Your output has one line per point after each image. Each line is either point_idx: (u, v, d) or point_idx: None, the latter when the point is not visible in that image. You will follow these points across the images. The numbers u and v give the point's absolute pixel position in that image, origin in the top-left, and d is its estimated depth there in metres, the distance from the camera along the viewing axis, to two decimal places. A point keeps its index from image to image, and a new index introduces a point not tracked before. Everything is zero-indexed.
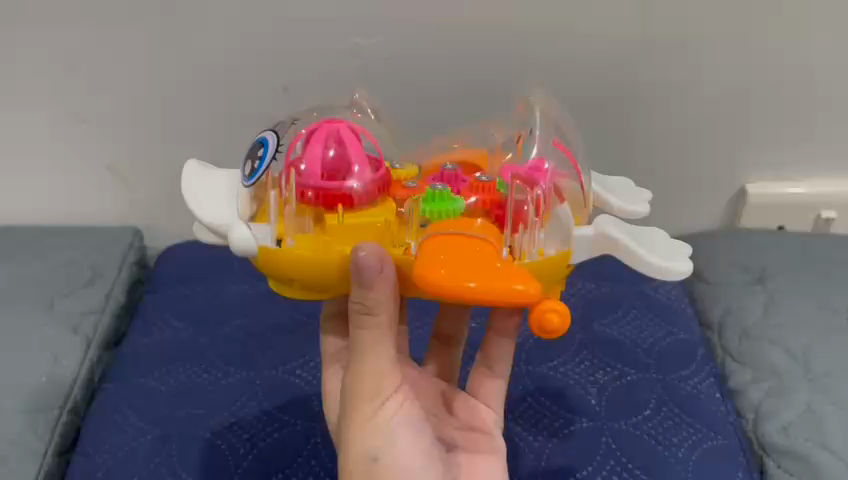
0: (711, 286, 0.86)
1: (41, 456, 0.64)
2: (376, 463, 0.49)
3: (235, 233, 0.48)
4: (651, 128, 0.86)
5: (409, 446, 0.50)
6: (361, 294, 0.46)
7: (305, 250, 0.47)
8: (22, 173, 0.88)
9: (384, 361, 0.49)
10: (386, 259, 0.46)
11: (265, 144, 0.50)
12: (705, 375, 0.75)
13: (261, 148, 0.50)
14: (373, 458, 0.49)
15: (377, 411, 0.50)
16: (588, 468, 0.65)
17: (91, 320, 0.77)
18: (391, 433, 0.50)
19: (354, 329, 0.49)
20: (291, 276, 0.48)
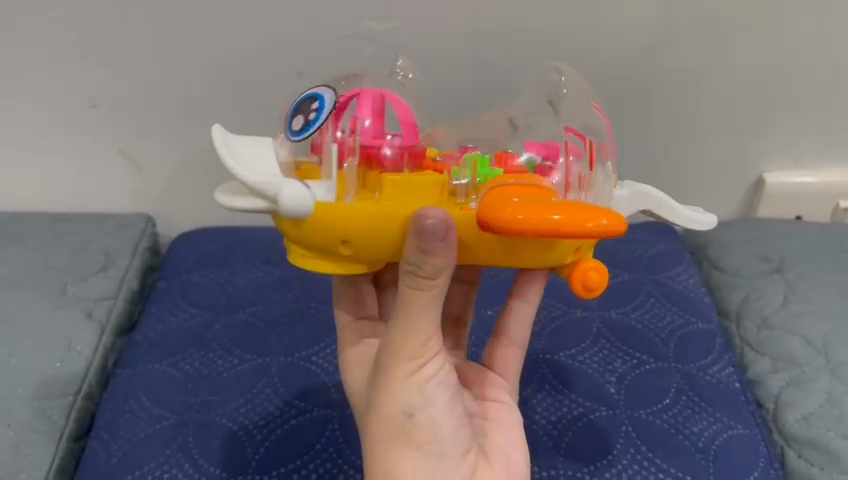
0: (727, 275, 0.85)
1: (56, 442, 0.63)
2: (409, 420, 0.48)
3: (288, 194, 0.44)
4: (668, 117, 0.85)
5: (444, 407, 0.49)
6: (422, 261, 0.44)
7: (363, 211, 0.45)
8: (33, 159, 0.88)
9: (430, 322, 0.47)
10: (452, 227, 0.44)
11: (321, 99, 0.47)
12: (725, 364, 0.74)
13: (316, 103, 0.47)
14: (407, 415, 0.48)
15: (417, 371, 0.48)
16: (607, 457, 0.64)
17: (104, 307, 0.77)
18: (428, 395, 0.48)
19: (403, 286, 0.46)
20: (346, 236, 0.45)
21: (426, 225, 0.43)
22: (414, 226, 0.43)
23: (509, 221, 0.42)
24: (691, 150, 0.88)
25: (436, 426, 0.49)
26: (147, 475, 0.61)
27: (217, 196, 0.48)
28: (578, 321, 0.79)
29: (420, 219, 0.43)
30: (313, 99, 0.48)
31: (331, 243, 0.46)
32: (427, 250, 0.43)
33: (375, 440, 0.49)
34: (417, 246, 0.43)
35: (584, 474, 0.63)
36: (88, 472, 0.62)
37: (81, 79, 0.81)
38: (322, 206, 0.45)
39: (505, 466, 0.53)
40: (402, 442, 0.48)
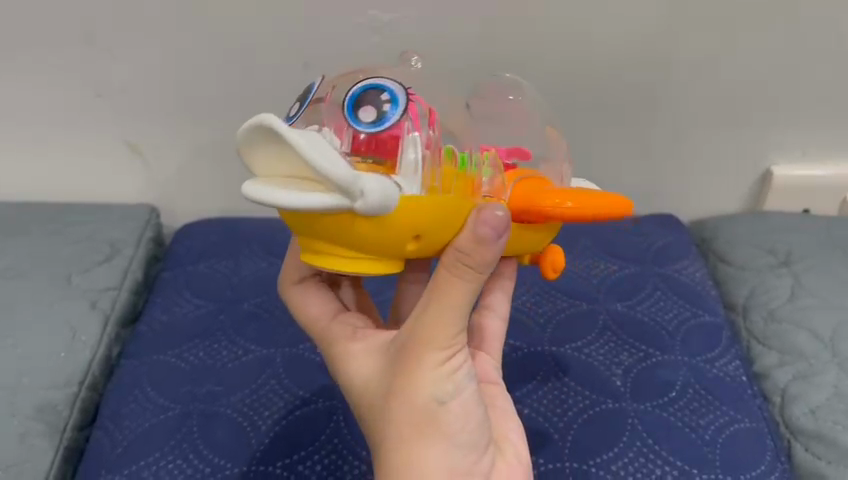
0: (734, 268, 0.84)
1: (60, 431, 0.63)
2: (440, 407, 0.47)
3: (370, 184, 0.38)
4: (676, 108, 0.85)
5: (471, 397, 0.49)
6: (476, 247, 0.45)
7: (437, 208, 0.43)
8: (38, 148, 0.87)
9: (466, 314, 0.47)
10: (509, 226, 0.46)
11: (391, 94, 0.42)
12: (731, 357, 0.73)
13: (387, 98, 0.42)
14: (439, 403, 0.47)
15: (448, 360, 0.47)
16: (614, 450, 0.64)
17: (109, 296, 0.76)
18: (459, 385, 0.48)
19: (446, 275, 0.46)
20: (416, 230, 0.43)
21: (489, 215, 0.44)
22: (478, 219, 0.45)
23: (549, 206, 0.49)
24: (699, 141, 0.88)
25: (466, 414, 0.48)
26: (152, 466, 0.61)
27: (263, 199, 0.39)
28: (583, 314, 0.78)
29: (486, 212, 0.45)
30: (383, 93, 0.42)
31: (403, 241, 0.43)
32: (487, 239, 0.44)
33: (403, 427, 0.48)
34: (476, 233, 0.44)
35: (590, 466, 0.63)
36: (93, 462, 0.62)
37: (86, 68, 0.81)
38: (409, 203, 0.42)
39: (518, 457, 0.53)
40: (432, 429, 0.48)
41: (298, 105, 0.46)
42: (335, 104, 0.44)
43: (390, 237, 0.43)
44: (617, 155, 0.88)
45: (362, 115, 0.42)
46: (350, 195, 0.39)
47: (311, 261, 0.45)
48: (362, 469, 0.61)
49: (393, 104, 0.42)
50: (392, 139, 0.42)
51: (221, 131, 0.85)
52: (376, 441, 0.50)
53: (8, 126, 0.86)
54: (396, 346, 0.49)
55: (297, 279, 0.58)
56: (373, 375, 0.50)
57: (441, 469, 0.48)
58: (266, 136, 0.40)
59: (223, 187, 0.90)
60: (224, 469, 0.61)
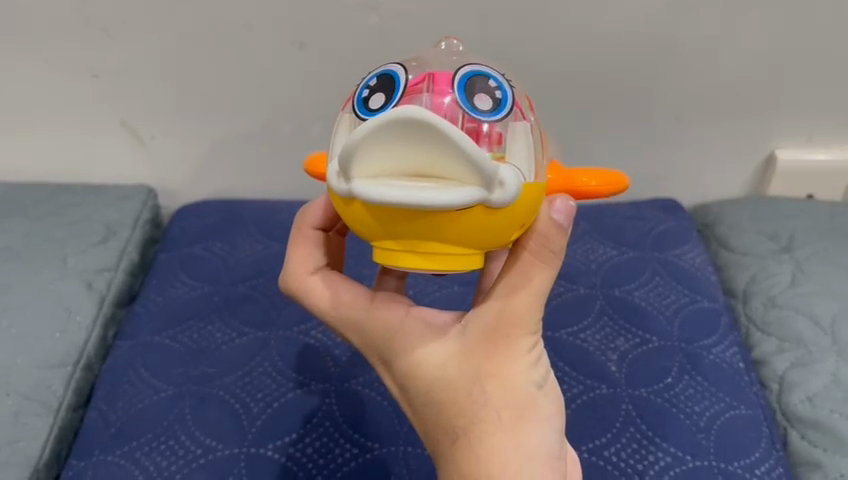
0: (736, 254, 0.83)
1: (55, 411, 0.63)
2: (536, 391, 0.47)
3: (512, 176, 0.38)
4: (679, 92, 0.84)
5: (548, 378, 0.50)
6: (559, 233, 0.44)
7: (538, 194, 0.42)
8: (36, 128, 0.87)
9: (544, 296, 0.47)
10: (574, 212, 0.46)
11: (497, 83, 0.41)
12: (729, 343, 0.73)
13: (497, 87, 0.41)
14: (536, 386, 0.47)
15: (534, 345, 0.47)
16: (607, 436, 0.64)
17: (105, 278, 0.77)
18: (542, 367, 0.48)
19: (534, 262, 0.45)
20: (523, 221, 0.41)
21: (561, 204, 0.44)
22: (551, 208, 0.44)
23: (583, 187, 0.47)
24: (704, 126, 0.87)
25: (554, 398, 0.49)
26: (144, 446, 0.61)
27: (401, 201, 0.36)
28: (581, 298, 0.78)
29: (563, 199, 0.44)
30: (489, 81, 0.41)
31: (510, 231, 0.41)
32: (565, 226, 0.44)
33: (503, 416, 0.46)
34: (555, 221, 0.44)
35: (583, 452, 0.63)
36: (87, 441, 0.62)
37: (82, 49, 0.80)
38: (530, 189, 0.40)
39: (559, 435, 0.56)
40: (529, 418, 0.47)
41: (385, 96, 0.41)
42: (433, 93, 0.40)
43: (495, 229, 0.40)
44: (619, 139, 0.87)
45: (479, 103, 0.40)
46: (488, 187, 0.37)
47: (403, 263, 0.41)
48: (353, 452, 0.60)
49: (503, 92, 0.41)
50: (503, 134, 0.40)
51: (220, 113, 0.85)
52: (468, 440, 0.46)
53: (7, 107, 0.86)
54: (477, 335, 0.46)
55: (312, 269, 0.52)
56: (455, 365, 0.46)
57: (545, 452, 0.47)
58: (403, 133, 0.35)
59: (221, 168, 0.90)
60: (215, 450, 0.61)
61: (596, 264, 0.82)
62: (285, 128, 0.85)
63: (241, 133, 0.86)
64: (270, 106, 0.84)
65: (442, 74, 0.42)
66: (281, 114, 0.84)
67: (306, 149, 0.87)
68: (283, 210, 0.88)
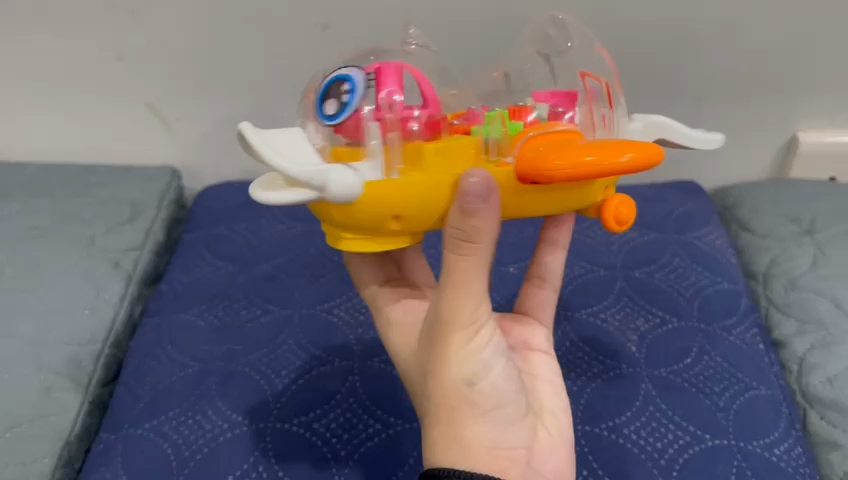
0: (756, 236, 0.83)
1: (85, 385, 0.65)
2: (471, 387, 0.46)
3: (331, 181, 0.40)
4: (700, 73, 0.83)
5: (504, 373, 0.47)
6: (465, 222, 0.42)
7: (409, 186, 0.42)
8: (62, 110, 0.89)
9: (478, 285, 0.45)
10: (494, 187, 0.42)
11: (350, 81, 0.44)
12: (749, 325, 0.73)
13: (345, 86, 0.44)
14: (468, 382, 0.46)
15: (471, 339, 0.46)
16: (627, 415, 0.64)
17: (132, 257, 0.78)
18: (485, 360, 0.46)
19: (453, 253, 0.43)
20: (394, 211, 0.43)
21: (475, 183, 0.41)
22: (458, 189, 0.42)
23: (547, 169, 0.42)
24: (725, 108, 0.86)
25: (500, 393, 0.47)
26: (171, 421, 0.63)
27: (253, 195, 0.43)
28: (601, 280, 0.78)
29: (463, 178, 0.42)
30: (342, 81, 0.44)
31: (381, 221, 0.43)
32: (474, 209, 0.41)
33: (438, 409, 0.46)
34: (462, 206, 0.41)
35: (603, 430, 0.63)
36: (115, 416, 0.64)
37: (107, 31, 0.81)
38: (373, 184, 0.42)
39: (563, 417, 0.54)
40: (472, 408, 0.46)
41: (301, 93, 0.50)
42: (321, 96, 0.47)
43: (368, 219, 0.43)
44: None
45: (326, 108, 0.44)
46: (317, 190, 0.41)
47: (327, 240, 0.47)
48: (376, 428, 0.61)
49: (352, 92, 0.44)
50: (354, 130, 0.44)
51: (243, 96, 0.85)
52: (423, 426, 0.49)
53: (36, 89, 0.87)
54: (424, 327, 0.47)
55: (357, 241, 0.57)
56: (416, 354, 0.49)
57: (483, 447, 0.46)
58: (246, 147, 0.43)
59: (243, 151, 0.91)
60: (241, 424, 0.62)
61: (617, 245, 0.82)
62: None
63: (263, 115, 0.87)
64: (291, 87, 0.84)
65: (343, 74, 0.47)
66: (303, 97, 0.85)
67: None
68: None
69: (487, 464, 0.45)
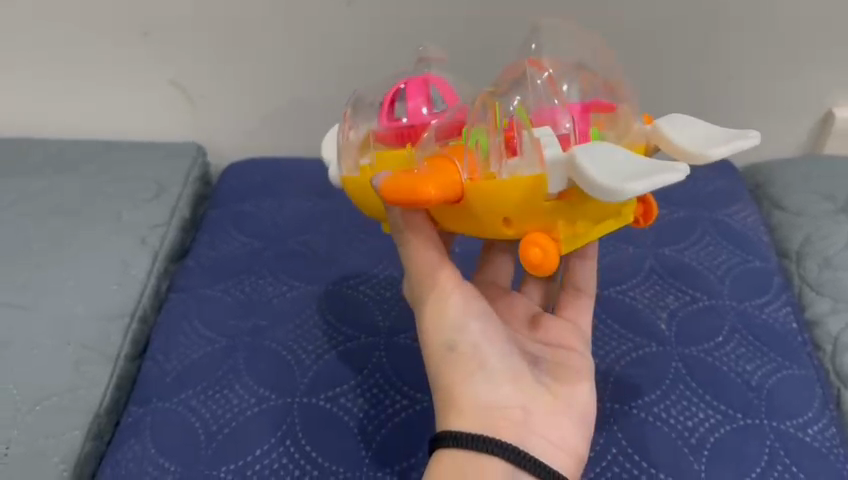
0: (790, 214, 0.81)
1: (114, 359, 0.65)
2: (452, 350, 0.49)
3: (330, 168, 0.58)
4: (733, 48, 0.82)
5: (487, 334, 0.50)
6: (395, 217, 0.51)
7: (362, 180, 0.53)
8: (87, 88, 0.89)
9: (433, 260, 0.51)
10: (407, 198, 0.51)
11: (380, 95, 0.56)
12: (782, 303, 0.71)
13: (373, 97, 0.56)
14: (449, 345, 0.49)
15: (443, 306, 0.50)
16: (657, 393, 0.63)
17: (159, 232, 0.78)
18: (460, 323, 0.50)
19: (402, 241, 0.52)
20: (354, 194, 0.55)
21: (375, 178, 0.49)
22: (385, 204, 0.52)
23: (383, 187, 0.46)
24: (759, 84, 0.84)
25: (484, 353, 0.50)
26: (199, 395, 0.63)
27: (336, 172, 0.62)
28: (630, 258, 0.77)
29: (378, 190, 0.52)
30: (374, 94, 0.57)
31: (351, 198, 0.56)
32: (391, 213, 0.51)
33: (432, 376, 0.51)
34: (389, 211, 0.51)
35: (632, 408, 0.62)
36: (144, 390, 0.64)
37: (132, 6, 0.81)
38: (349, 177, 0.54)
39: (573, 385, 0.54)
40: (462, 374, 0.49)
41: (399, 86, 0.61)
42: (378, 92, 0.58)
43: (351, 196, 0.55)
44: (670, 97, 0.85)
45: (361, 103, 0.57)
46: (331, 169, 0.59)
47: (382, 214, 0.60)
48: (403, 404, 0.61)
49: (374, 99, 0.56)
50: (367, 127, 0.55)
51: (269, 74, 0.85)
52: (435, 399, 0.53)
53: (65, 67, 0.87)
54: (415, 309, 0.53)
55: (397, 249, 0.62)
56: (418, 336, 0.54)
57: (473, 406, 0.49)
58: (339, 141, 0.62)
59: (266, 128, 0.90)
60: (269, 399, 0.62)
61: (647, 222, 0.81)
62: (332, 87, 0.86)
63: (287, 90, 0.86)
64: (316, 65, 0.84)
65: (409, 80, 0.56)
66: (329, 73, 0.84)
67: None
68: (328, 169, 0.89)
69: (478, 425, 0.48)
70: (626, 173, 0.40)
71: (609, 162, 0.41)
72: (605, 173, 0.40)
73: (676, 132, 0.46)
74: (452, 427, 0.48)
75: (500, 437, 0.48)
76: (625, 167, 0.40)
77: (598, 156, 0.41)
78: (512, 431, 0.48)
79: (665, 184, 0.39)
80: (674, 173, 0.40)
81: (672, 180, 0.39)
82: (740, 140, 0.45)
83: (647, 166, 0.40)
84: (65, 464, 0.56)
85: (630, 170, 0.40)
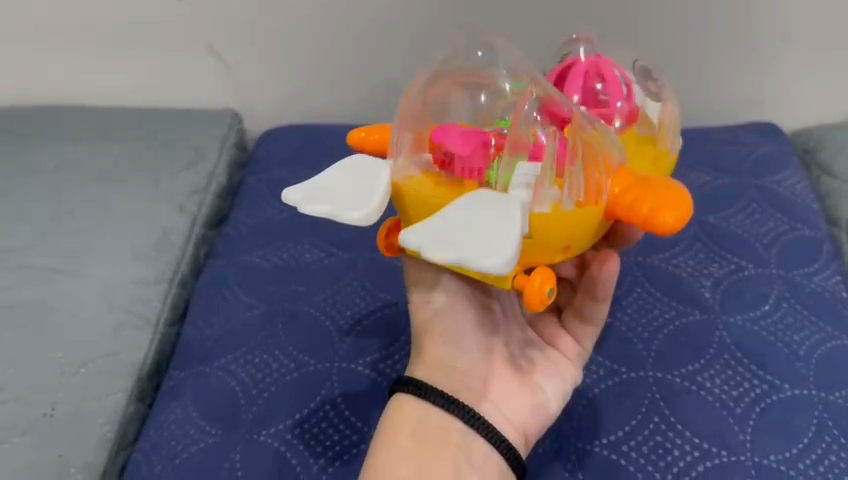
0: (839, 181, 0.79)
1: (154, 324, 0.66)
2: (430, 308, 0.53)
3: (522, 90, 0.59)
4: (785, 8, 0.79)
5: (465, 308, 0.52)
6: None
7: None
8: (122, 54, 0.89)
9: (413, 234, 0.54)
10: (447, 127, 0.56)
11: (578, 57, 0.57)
12: (831, 272, 0.69)
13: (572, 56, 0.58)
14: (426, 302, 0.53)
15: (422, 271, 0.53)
16: (701, 363, 0.62)
17: (197, 199, 0.79)
18: (440, 289, 0.52)
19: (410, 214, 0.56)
20: None
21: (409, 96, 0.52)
22: None
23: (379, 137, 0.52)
24: (809, 46, 0.81)
25: (462, 322, 0.52)
26: (239, 359, 0.63)
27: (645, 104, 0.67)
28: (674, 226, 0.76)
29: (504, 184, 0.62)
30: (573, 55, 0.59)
31: None
32: None
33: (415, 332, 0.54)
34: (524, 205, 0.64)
35: (676, 377, 0.61)
36: (185, 353, 0.64)
37: None
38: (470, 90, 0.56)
39: (558, 374, 0.53)
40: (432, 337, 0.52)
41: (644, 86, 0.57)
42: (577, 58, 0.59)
43: None
44: (716, 60, 0.82)
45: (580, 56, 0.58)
46: None
47: None
48: None
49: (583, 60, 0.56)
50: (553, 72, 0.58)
51: (304, 37, 0.84)
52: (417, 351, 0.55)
53: (102, 35, 0.87)
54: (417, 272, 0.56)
55: None
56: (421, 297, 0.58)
57: (439, 364, 0.51)
58: None
59: (303, 94, 0.90)
60: (308, 365, 0.62)
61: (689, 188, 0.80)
62: (369, 53, 0.84)
63: (325, 56, 0.85)
64: (354, 30, 0.83)
65: (592, 67, 0.54)
66: (365, 39, 0.83)
67: (389, 73, 0.86)
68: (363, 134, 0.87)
69: (438, 382, 0.51)
70: (332, 193, 0.43)
71: (332, 184, 0.43)
72: (351, 174, 0.44)
73: (465, 213, 0.39)
74: (414, 374, 0.52)
75: (457, 398, 0.50)
76: (336, 189, 0.43)
77: (338, 177, 0.44)
78: (471, 398, 0.50)
79: (331, 212, 0.41)
80: (317, 207, 0.42)
81: (339, 212, 0.41)
82: (436, 251, 0.37)
83: (356, 194, 0.43)
84: (110, 426, 0.57)
85: (339, 191, 0.43)
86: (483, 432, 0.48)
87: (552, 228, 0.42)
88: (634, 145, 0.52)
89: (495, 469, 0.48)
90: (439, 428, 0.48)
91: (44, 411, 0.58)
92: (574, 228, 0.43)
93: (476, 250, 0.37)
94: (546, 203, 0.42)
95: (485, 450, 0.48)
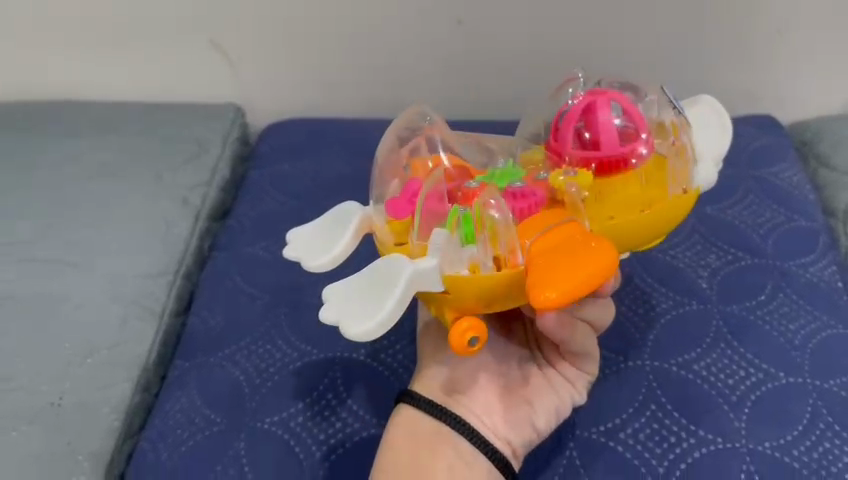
0: (837, 173, 0.80)
1: (159, 314, 0.67)
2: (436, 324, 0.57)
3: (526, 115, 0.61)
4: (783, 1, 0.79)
5: None
6: None
7: None
8: (125, 49, 0.90)
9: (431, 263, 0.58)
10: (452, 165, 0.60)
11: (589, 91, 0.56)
12: (827, 262, 0.70)
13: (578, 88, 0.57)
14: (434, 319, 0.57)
15: None
16: (697, 351, 0.63)
17: (200, 192, 0.80)
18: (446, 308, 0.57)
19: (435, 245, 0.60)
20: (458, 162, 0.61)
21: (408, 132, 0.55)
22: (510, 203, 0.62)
23: None
24: (807, 38, 0.82)
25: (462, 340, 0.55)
26: (242, 350, 0.64)
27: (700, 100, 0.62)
28: None
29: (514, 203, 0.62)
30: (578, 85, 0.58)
31: None
32: None
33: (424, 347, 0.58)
34: None
35: (672, 366, 0.62)
36: (190, 344, 0.66)
37: None
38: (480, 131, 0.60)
39: (549, 396, 0.54)
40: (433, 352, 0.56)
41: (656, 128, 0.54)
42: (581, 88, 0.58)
43: None
44: (715, 54, 0.83)
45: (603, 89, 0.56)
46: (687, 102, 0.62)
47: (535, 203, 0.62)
48: None
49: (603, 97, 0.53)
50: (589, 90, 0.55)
51: (306, 32, 0.85)
52: None
53: (106, 30, 0.88)
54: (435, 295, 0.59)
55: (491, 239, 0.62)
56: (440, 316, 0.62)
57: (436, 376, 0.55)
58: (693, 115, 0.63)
59: (304, 89, 0.90)
60: (310, 354, 0.63)
61: None
62: (369, 47, 0.85)
63: (325, 50, 0.86)
64: (355, 24, 0.84)
65: (594, 106, 0.50)
66: (366, 33, 0.84)
67: (390, 67, 0.87)
68: (364, 128, 0.88)
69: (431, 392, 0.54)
70: (310, 240, 0.50)
71: (315, 231, 0.51)
72: (332, 222, 0.51)
73: (377, 277, 0.44)
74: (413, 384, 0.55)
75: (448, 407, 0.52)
76: (315, 237, 0.50)
77: (324, 224, 0.51)
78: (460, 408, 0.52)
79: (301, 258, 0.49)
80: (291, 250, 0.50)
81: (306, 260, 0.49)
82: (331, 311, 0.44)
83: (326, 243, 0.49)
84: (116, 414, 0.58)
85: (315, 239, 0.50)
86: (468, 436, 0.51)
87: (465, 288, 0.45)
88: (614, 196, 0.49)
89: (479, 472, 0.50)
90: (434, 428, 0.51)
91: (52, 400, 0.59)
92: (489, 289, 0.46)
93: (353, 315, 0.43)
94: (460, 264, 0.46)
95: (471, 452, 0.50)
